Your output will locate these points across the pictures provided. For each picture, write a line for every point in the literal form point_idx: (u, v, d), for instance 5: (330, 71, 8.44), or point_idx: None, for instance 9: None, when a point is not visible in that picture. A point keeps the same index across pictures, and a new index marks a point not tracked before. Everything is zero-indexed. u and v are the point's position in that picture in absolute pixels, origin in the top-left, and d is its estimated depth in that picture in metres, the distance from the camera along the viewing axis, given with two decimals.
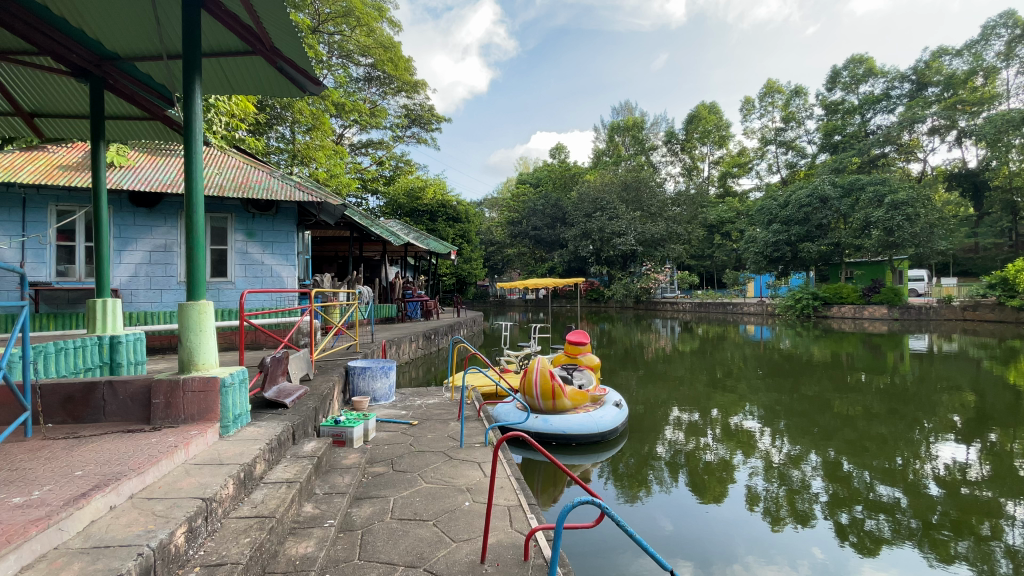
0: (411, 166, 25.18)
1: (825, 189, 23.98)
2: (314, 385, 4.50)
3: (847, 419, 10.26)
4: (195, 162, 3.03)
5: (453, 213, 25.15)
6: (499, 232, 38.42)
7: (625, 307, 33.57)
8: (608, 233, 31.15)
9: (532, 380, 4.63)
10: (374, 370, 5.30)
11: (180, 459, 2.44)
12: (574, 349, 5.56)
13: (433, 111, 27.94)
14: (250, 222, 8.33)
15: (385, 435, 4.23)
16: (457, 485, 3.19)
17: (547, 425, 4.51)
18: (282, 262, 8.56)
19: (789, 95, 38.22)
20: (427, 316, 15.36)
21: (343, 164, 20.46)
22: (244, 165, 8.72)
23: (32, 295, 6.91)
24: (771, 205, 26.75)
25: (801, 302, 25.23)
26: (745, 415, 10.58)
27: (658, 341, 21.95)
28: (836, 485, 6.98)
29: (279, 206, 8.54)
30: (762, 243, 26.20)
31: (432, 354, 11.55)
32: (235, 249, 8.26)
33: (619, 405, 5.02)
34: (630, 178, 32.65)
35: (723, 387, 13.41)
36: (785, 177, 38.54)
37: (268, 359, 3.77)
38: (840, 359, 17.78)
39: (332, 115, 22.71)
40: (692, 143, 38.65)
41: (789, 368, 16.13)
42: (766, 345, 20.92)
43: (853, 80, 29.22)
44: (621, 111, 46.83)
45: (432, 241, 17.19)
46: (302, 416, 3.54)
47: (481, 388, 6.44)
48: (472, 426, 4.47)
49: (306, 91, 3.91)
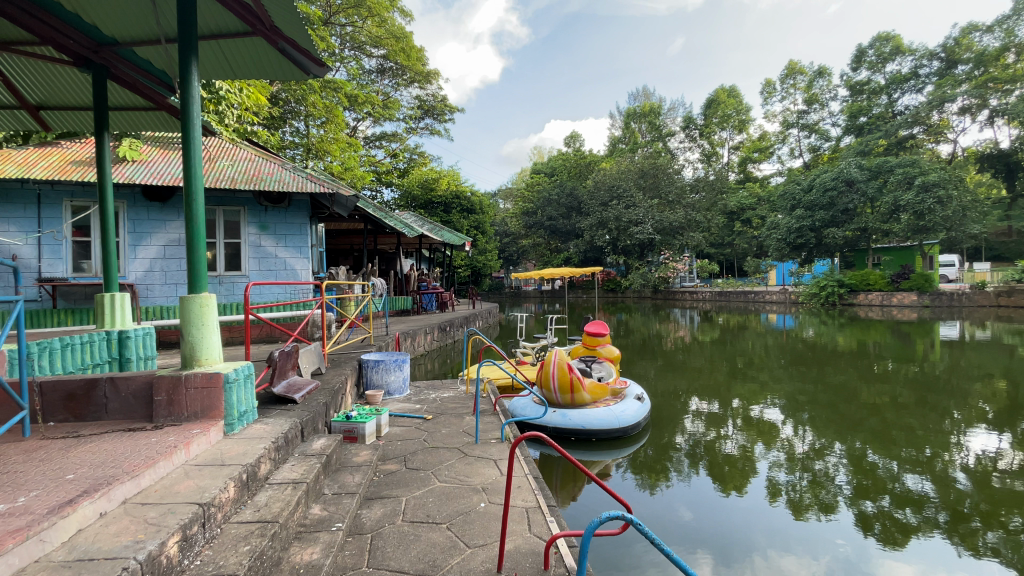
0: (425, 158, 25.02)
1: (851, 172, 23.12)
2: (325, 379, 4.38)
3: (873, 409, 9.88)
4: (193, 148, 2.90)
5: (468, 204, 25.00)
6: (514, 223, 38.17)
7: (642, 296, 33.11)
8: (625, 222, 30.65)
9: (550, 373, 4.43)
10: (387, 363, 5.17)
11: (180, 460, 2.33)
12: (592, 340, 5.34)
13: (446, 101, 27.69)
14: (263, 215, 8.26)
15: (399, 430, 4.10)
16: (472, 484, 3.03)
17: (566, 420, 4.31)
18: (295, 255, 8.49)
19: (812, 76, 36.94)
20: (443, 308, 15.27)
21: (357, 156, 20.44)
22: (256, 158, 8.63)
23: (50, 291, 6.96)
24: (794, 189, 25.91)
25: (825, 289, 24.48)
26: (767, 405, 10.25)
27: (676, 331, 21.57)
28: (861, 476, 6.66)
29: (292, 199, 8.44)
30: (784, 229, 25.49)
31: (448, 346, 11.44)
32: (249, 242, 8.20)
33: (641, 399, 4.80)
34: (648, 165, 32.02)
35: (745, 378, 13.02)
36: (807, 162, 37.44)
37: (276, 353, 3.65)
38: (866, 347, 17.22)
39: (346, 108, 22.66)
40: (710, 128, 37.70)
41: (813, 357, 15.62)
42: (789, 334, 20.38)
43: (879, 58, 28.03)
44: (637, 97, 45.94)
45: (446, 233, 17.06)
46: (312, 412, 3.42)
47: (497, 381, 6.28)
48: (488, 420, 4.31)
49: (310, 74, 3.74)
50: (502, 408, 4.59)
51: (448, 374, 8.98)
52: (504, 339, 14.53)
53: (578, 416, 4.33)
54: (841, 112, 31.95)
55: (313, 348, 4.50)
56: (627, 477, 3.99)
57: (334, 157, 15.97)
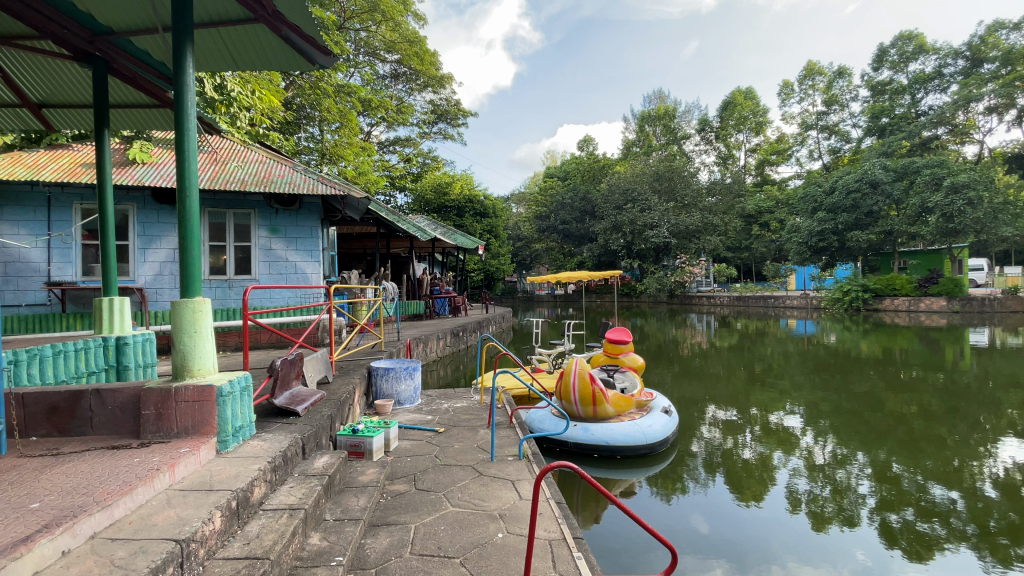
0: (438, 163, 24.89)
1: (876, 173, 22.40)
2: (332, 389, 4.12)
3: (900, 418, 9.38)
4: (187, 141, 2.68)
5: (481, 208, 24.83)
6: (526, 227, 37.96)
7: (658, 301, 32.57)
8: (640, 226, 30.20)
9: (570, 384, 4.11)
10: (397, 371, 4.91)
11: (162, 485, 2.08)
12: (614, 348, 5.02)
13: (459, 105, 27.61)
14: (273, 218, 8.10)
15: (408, 445, 3.82)
16: (488, 510, 2.74)
17: (588, 434, 4.01)
18: (306, 258, 8.31)
19: (832, 76, 36.19)
20: (455, 312, 15.04)
21: (371, 161, 20.42)
22: (267, 160, 8.49)
23: (59, 295, 6.94)
24: (816, 191, 25.23)
25: (849, 295, 23.71)
26: (786, 413, 9.80)
27: (693, 337, 21.08)
28: (885, 485, 6.26)
29: (303, 202, 8.26)
30: (805, 232, 24.81)
31: (461, 352, 11.19)
32: (259, 245, 8.04)
33: (668, 412, 4.45)
34: (663, 168, 31.55)
35: (763, 385, 12.55)
36: (827, 164, 36.61)
37: (278, 362, 3.39)
38: (892, 354, 16.58)
39: (360, 113, 22.69)
40: (727, 131, 37.09)
41: (835, 364, 15.04)
42: (811, 340, 19.77)
43: (901, 58, 27.28)
44: (652, 100, 45.49)
45: (459, 237, 16.85)
46: (315, 426, 3.16)
47: (513, 390, 5.98)
48: (504, 435, 4.01)
49: (316, 64, 3.50)
50: (519, 419, 4.31)
51: (460, 382, 8.73)
52: (517, 344, 14.24)
53: (601, 430, 4.03)
54: (863, 113, 31.19)
55: (319, 356, 4.25)
56: (650, 492, 3.73)
57: (347, 160, 15.87)
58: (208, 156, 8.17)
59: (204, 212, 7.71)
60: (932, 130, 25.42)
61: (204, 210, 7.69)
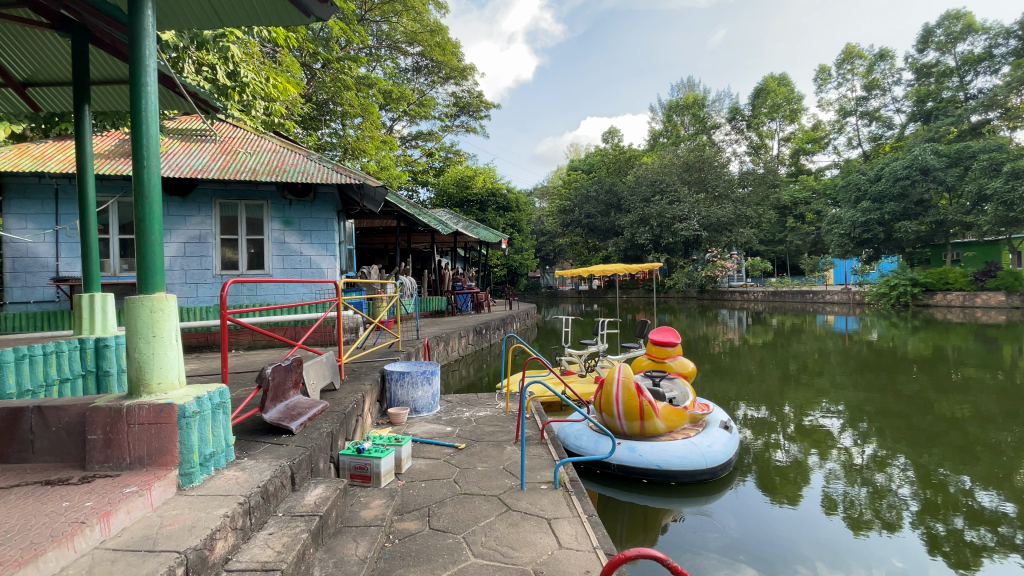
0: (461, 157, 24.32)
1: (927, 159, 20.81)
2: (337, 398, 3.58)
3: (951, 420, 8.47)
4: (144, 99, 2.17)
5: (504, 202, 24.29)
6: (550, 222, 37.29)
7: (687, 297, 31.48)
8: (668, 219, 29.14)
9: (613, 395, 3.48)
10: (414, 376, 4.37)
11: (87, 544, 1.57)
12: (659, 350, 4.37)
13: (482, 97, 27.01)
14: (286, 210, 7.64)
15: (423, 465, 3.26)
16: (519, 565, 2.15)
17: (636, 455, 3.40)
18: (320, 252, 7.81)
19: (872, 60, 34.17)
20: (478, 309, 14.54)
21: (393, 156, 20.08)
22: (281, 149, 8.07)
23: (67, 291, 6.70)
24: (859, 179, 23.69)
25: (896, 289, 22.23)
26: (823, 412, 8.98)
27: (725, 333, 20.12)
28: (929, 489, 5.61)
29: (317, 192, 7.78)
30: (848, 223, 23.36)
31: (485, 350, 10.67)
32: (272, 238, 7.60)
33: (727, 428, 3.80)
34: (693, 158, 30.34)
35: (799, 384, 11.64)
36: (867, 152, 34.70)
37: (270, 370, 2.86)
38: (943, 352, 15.40)
39: (381, 107, 22.36)
40: (759, 119, 35.49)
41: (883, 364, 13.85)
42: (853, 337, 18.57)
43: (948, 38, 25.35)
44: (680, 88, 44.00)
45: (482, 230, 16.31)
46: (311, 449, 2.61)
47: (541, 396, 5.37)
48: (535, 454, 3.41)
49: (312, 16, 2.94)
50: (552, 434, 3.72)
51: (485, 384, 8.21)
52: (543, 343, 13.66)
53: (652, 449, 3.42)
54: (908, 96, 29.28)
55: (323, 360, 3.69)
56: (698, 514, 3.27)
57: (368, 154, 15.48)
58: (220, 146, 7.82)
59: (215, 203, 7.34)
60: (984, 114, 23.66)
61: (215, 201, 7.33)
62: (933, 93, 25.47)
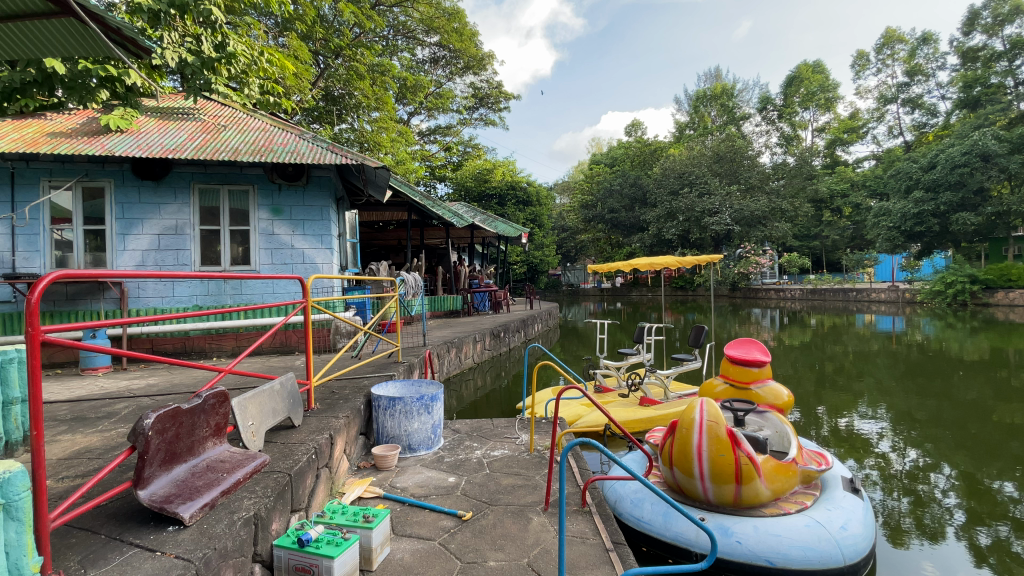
0: (480, 150, 23.23)
1: (989, 144, 18.79)
2: (291, 446, 2.48)
3: (1014, 429, 7.31)
4: None
5: (524, 196, 23.21)
6: (572, 217, 36.05)
7: (717, 295, 29.94)
8: (698, 213, 27.50)
9: (694, 445, 2.35)
10: (408, 404, 3.28)
11: None
12: (740, 372, 3.21)
13: (501, 88, 25.91)
14: (275, 196, 6.58)
15: (409, 554, 2.16)
16: None
17: (733, 543, 2.26)
18: (315, 245, 6.71)
19: (914, 43, 31.78)
20: (496, 308, 13.50)
21: (409, 149, 19.16)
22: (271, 127, 7.04)
23: (24, 290, 5.91)
24: (910, 167, 21.62)
25: (953, 287, 20.26)
26: (861, 413, 7.88)
27: (759, 333, 18.72)
28: (978, 500, 4.71)
29: (311, 175, 6.69)
30: (897, 215, 21.41)
31: (503, 356, 9.59)
32: (259, 229, 6.55)
33: (856, 493, 2.61)
34: (724, 149, 28.66)
35: (833, 386, 10.29)
36: (909, 142, 32.35)
37: (158, 418, 1.79)
38: (1005, 356, 13.82)
39: (397, 101, 21.45)
40: (792, 108, 33.39)
41: (931, 367, 12.28)
42: (902, 338, 16.92)
43: (995, 20, 22.78)
44: (706, 78, 42.09)
45: (500, 224, 15.22)
46: (202, 561, 1.55)
47: (576, 425, 4.22)
48: (577, 535, 2.27)
49: None
50: (598, 498, 2.60)
51: (503, 399, 7.11)
52: (567, 347, 12.51)
53: (754, 532, 2.27)
54: (955, 81, 27.06)
55: (271, 389, 2.60)
56: None
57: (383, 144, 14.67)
58: (202, 124, 6.89)
59: (193, 187, 6.38)
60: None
61: (193, 185, 6.37)
62: (980, 77, 23.29)
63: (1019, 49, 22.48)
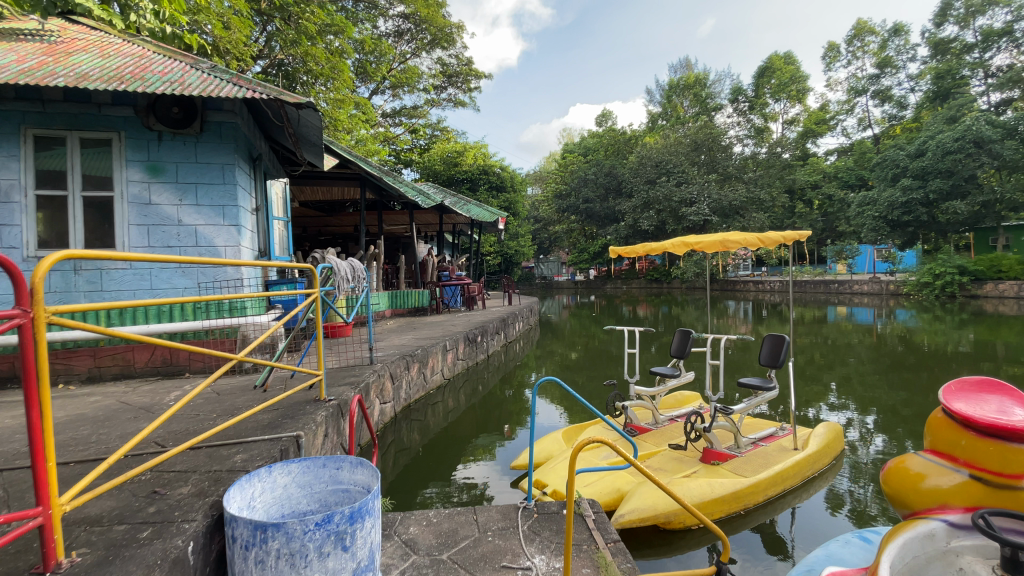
0: (448, 134, 21.16)
1: (982, 129, 18.09)
2: None
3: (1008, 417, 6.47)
4: None
5: (497, 181, 21.34)
6: (546, 208, 34.48)
7: (693, 287, 28.91)
8: (676, 203, 26.32)
9: None
10: (300, 535, 1.50)
11: None
12: (1004, 454, 1.57)
13: (472, 65, 23.69)
14: (153, 150, 4.55)
15: None
16: None
17: None
18: (212, 220, 4.70)
19: (885, 35, 31.24)
20: (469, 305, 11.67)
21: (371, 129, 16.93)
22: (153, 55, 4.99)
23: None
24: (897, 153, 20.80)
25: (941, 278, 19.59)
26: (830, 405, 6.95)
27: (737, 325, 17.60)
28: None
29: (207, 119, 4.66)
30: (884, 204, 20.64)
31: (479, 365, 7.81)
32: (129, 197, 4.48)
33: None
34: (702, 136, 27.53)
35: (804, 374, 9.11)
36: (878, 135, 31.87)
37: None
38: (990, 347, 13.02)
39: (357, 77, 19.16)
40: (763, 99, 32.37)
41: (921, 360, 11.29)
42: (888, 330, 16.02)
43: (967, 11, 21.84)
44: (677, 68, 40.96)
45: (473, 207, 13.21)
46: None
47: (624, 516, 2.51)
48: None
49: None
50: None
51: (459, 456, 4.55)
52: (548, 348, 10.81)
53: None
54: (923, 72, 26.55)
55: None
56: None
57: (340, 123, 12.60)
58: (48, 47, 4.78)
59: (25, 133, 4.28)
60: (1004, 93, 21.11)
61: (25, 129, 4.27)
62: (952, 68, 22.53)
63: (989, 42, 21.55)
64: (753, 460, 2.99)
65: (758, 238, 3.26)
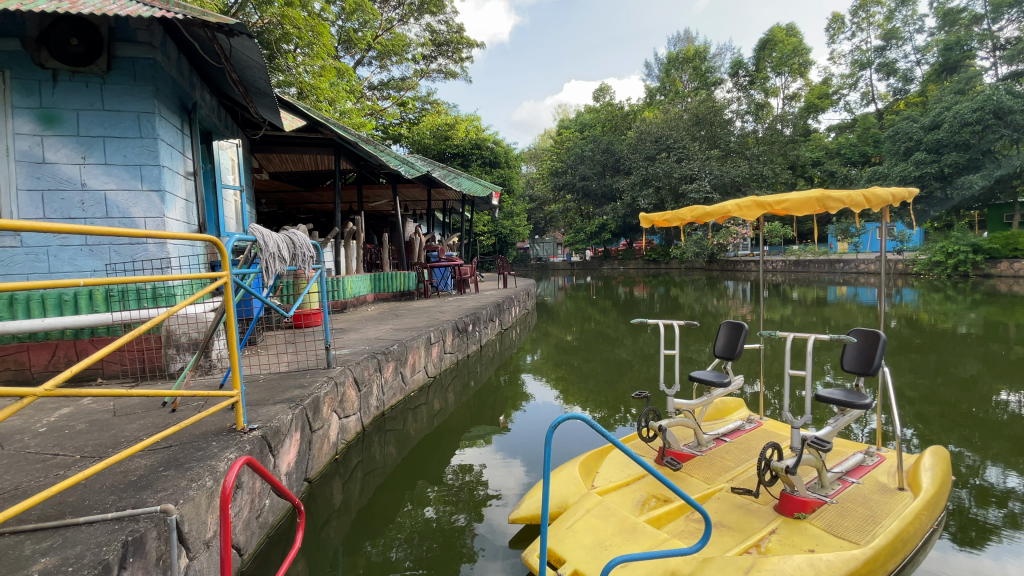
0: (437, 106, 19.78)
1: (1003, 99, 16.98)
2: None
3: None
4: None
5: (490, 156, 20.19)
6: (541, 187, 33.31)
7: (693, 267, 28.08)
8: (676, 180, 25.24)
9: None
10: None
11: None
12: None
13: (463, 32, 22.19)
14: (46, 93, 3.53)
15: None
16: None
17: None
18: (127, 184, 3.70)
19: (892, 4, 29.72)
20: (461, 288, 10.72)
21: (355, 100, 15.67)
22: None
23: None
24: (911, 126, 19.68)
25: (954, 257, 18.82)
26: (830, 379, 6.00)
27: (738, 306, 16.80)
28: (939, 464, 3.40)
29: (115, 54, 3.62)
30: (895, 179, 19.71)
31: (472, 358, 6.90)
32: (16, 153, 3.47)
33: None
34: (703, 110, 26.33)
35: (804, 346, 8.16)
36: (882, 109, 30.68)
37: None
38: (1006, 328, 12.33)
39: (338, 44, 17.72)
40: (765, 73, 30.98)
41: (941, 341, 10.59)
42: (898, 310, 15.29)
43: None
44: (677, 40, 39.27)
45: (464, 180, 11.97)
46: None
47: None
48: None
49: None
50: None
51: (448, 459, 3.83)
52: (545, 333, 9.95)
53: None
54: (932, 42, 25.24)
55: None
56: None
57: (318, 93, 11.38)
58: None
59: None
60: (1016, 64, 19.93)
61: None
62: (959, 40, 21.19)
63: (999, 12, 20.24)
64: (852, 511, 2.15)
65: (867, 196, 2.85)
